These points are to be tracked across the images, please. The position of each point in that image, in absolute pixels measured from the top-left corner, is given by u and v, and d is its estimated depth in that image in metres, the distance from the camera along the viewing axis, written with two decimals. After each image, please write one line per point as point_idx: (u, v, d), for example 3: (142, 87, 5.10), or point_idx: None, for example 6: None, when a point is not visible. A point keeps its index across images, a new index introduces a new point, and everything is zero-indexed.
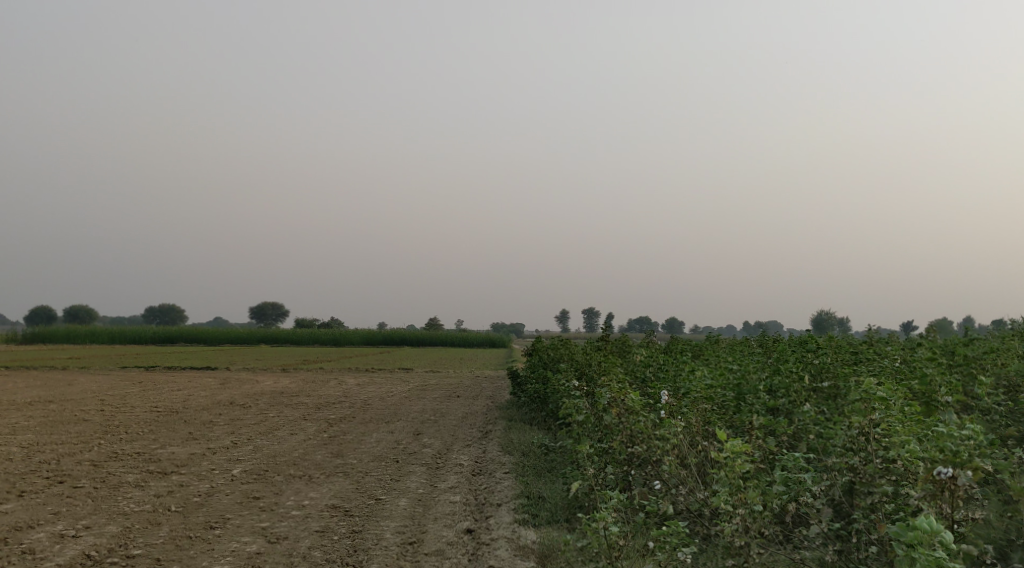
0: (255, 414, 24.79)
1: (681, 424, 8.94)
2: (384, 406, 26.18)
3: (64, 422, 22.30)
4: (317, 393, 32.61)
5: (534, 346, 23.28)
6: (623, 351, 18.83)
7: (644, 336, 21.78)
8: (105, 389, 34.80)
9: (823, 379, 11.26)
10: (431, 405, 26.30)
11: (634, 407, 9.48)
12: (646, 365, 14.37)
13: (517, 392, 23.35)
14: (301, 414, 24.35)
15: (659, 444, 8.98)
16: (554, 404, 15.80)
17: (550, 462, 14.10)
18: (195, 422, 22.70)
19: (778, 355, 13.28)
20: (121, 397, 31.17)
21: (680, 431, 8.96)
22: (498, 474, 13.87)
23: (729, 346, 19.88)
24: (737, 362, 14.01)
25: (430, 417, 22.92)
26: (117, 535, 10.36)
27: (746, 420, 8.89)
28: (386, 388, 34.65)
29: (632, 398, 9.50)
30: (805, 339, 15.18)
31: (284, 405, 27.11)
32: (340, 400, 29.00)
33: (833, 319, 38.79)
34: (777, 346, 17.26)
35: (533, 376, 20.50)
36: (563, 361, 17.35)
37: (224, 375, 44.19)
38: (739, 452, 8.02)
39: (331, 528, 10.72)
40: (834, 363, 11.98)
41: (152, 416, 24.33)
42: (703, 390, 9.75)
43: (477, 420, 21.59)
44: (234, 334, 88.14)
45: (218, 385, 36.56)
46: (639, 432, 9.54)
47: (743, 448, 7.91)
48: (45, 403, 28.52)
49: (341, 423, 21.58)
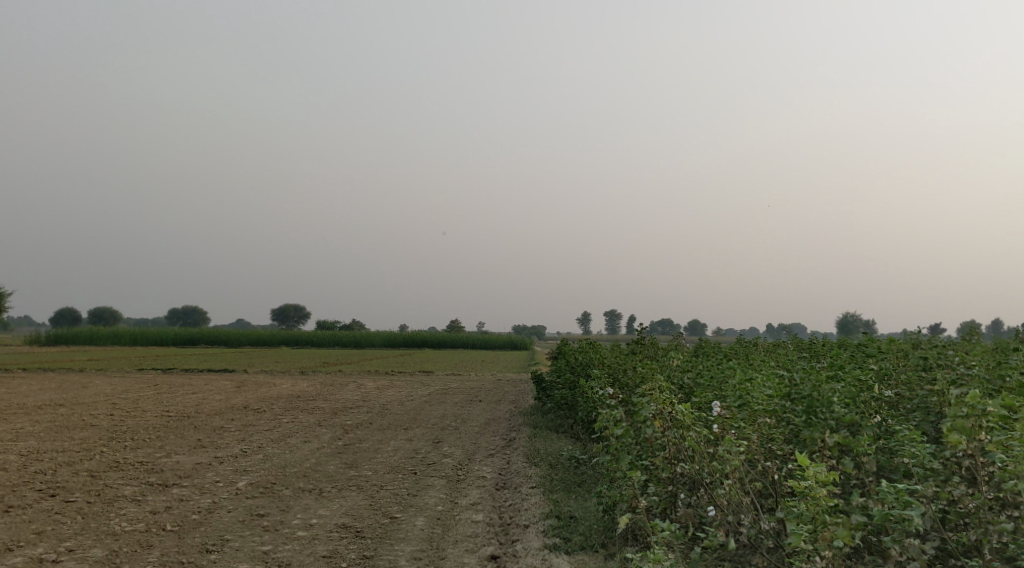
0: (268, 419, 23.80)
1: (742, 444, 7.86)
2: (402, 411, 25.14)
3: (69, 428, 21.33)
4: (335, 398, 31.57)
5: (560, 349, 22.09)
6: (658, 355, 17.69)
7: (674, 338, 20.61)
8: (118, 392, 33.90)
9: (892, 388, 10.16)
10: (451, 411, 25.14)
11: (683, 421, 8.41)
12: (686, 370, 13.23)
13: (543, 397, 22.22)
14: (315, 420, 23.28)
15: (717, 466, 7.91)
16: (586, 412, 14.65)
17: (581, 476, 13.02)
18: (206, 428, 21.76)
19: (832, 356, 12.10)
20: (132, 400, 30.20)
21: (741, 451, 7.88)
22: (525, 489, 12.78)
23: (771, 350, 18.66)
24: (787, 366, 12.81)
25: (450, 423, 21.84)
26: (100, 561, 9.33)
27: (820, 439, 7.81)
28: (405, 392, 33.50)
29: (683, 412, 8.43)
30: (858, 342, 13.96)
31: (299, 411, 26.06)
32: (357, 405, 27.97)
33: (864, 321, 37.59)
34: (824, 349, 15.97)
35: (561, 380, 19.34)
36: (594, 367, 16.16)
37: (241, 378, 43.28)
38: (821, 481, 6.94)
39: (339, 553, 9.65)
40: (898, 370, 10.83)
41: (162, 421, 23.32)
42: (761, 401, 8.66)
43: (501, 428, 20.47)
44: (254, 335, 87.49)
45: (234, 389, 35.67)
46: (689, 450, 8.45)
47: (828, 476, 6.83)
48: (55, 407, 27.59)
49: (358, 432, 20.51)
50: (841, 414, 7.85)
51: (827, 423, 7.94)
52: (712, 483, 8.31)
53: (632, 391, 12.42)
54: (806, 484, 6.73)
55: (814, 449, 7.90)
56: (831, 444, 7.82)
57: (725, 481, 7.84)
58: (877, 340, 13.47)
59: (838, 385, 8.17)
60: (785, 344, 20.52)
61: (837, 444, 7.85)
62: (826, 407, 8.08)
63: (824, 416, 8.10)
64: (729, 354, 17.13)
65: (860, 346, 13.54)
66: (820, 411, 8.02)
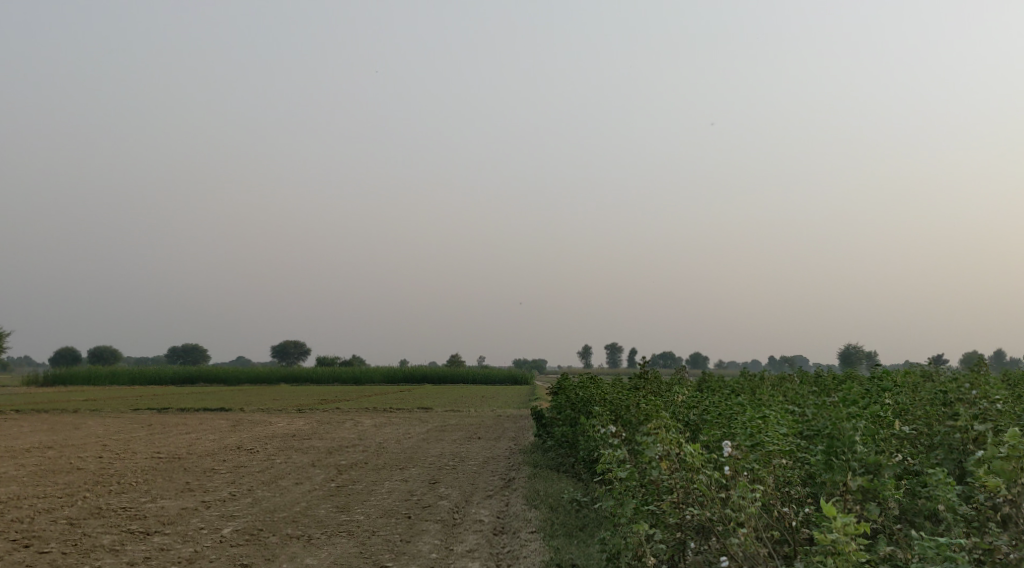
0: (260, 460, 23.15)
1: (759, 489, 7.37)
2: (399, 450, 24.52)
3: (55, 472, 20.67)
4: (330, 436, 30.89)
5: (560, 384, 21.53)
6: (662, 390, 17.07)
7: (676, 372, 20.05)
8: (110, 433, 33.21)
9: (911, 424, 9.69)
10: (449, 448, 24.50)
11: (693, 464, 7.92)
12: (691, 405, 12.72)
13: (543, 434, 21.61)
14: (309, 460, 22.65)
15: (732, 512, 7.41)
16: (586, 452, 14.07)
17: (583, 520, 12.42)
18: (196, 471, 21.10)
19: (845, 390, 11.59)
20: (124, 442, 29.52)
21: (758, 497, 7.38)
22: (524, 534, 12.18)
23: (778, 384, 18.05)
24: (797, 401, 12.28)
25: (447, 462, 21.21)
26: None
27: (843, 482, 7.36)
28: (403, 429, 32.84)
29: (692, 454, 7.95)
30: (870, 375, 13.40)
31: (293, 450, 25.41)
32: (352, 444, 27.28)
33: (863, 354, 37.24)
34: (834, 384, 15.40)
35: (560, 418, 18.70)
36: (595, 403, 15.62)
37: (238, 416, 42.60)
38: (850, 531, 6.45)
39: None
40: (914, 403, 10.37)
41: (151, 463, 22.66)
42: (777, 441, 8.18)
43: (500, 467, 19.81)
44: (253, 373, 86.82)
45: (229, 428, 35.01)
46: (700, 493, 7.95)
47: (859, 526, 6.34)
48: (43, 449, 26.93)
49: (352, 472, 19.88)
50: (865, 456, 7.36)
51: (849, 466, 7.46)
52: (724, 530, 7.82)
53: (635, 429, 11.90)
54: (833, 538, 6.21)
55: (835, 494, 7.44)
56: (855, 488, 7.35)
57: (739, 531, 7.32)
58: (891, 373, 12.91)
59: (859, 423, 7.69)
60: (792, 377, 19.91)
61: (862, 489, 7.37)
62: (848, 448, 7.59)
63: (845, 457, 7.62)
64: (734, 389, 16.52)
65: (872, 381, 12.99)
66: (842, 452, 7.54)
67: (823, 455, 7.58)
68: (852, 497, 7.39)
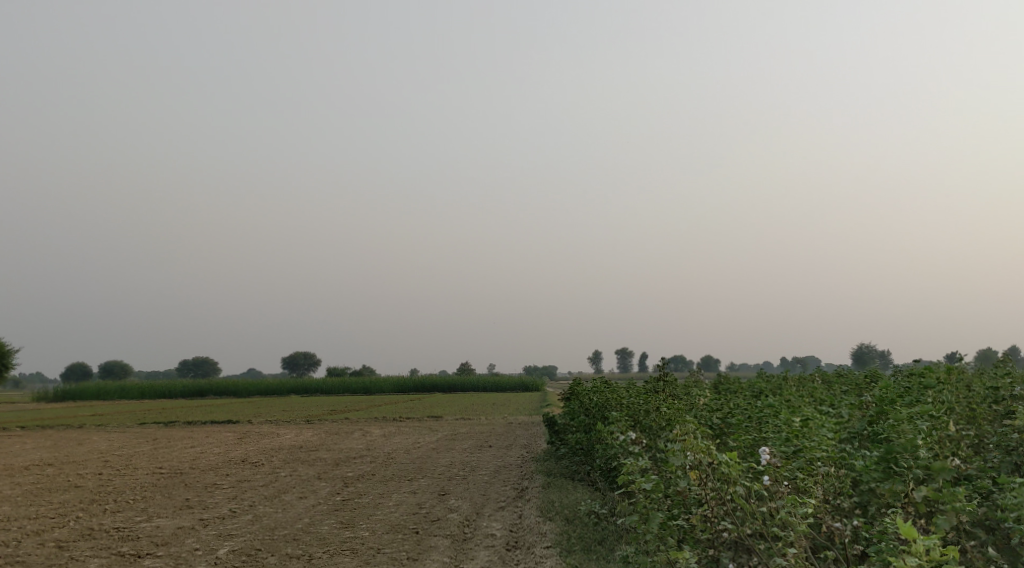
0: (265, 473, 22.38)
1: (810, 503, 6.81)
2: (407, 460, 23.75)
3: (50, 491, 19.93)
4: (338, 447, 30.15)
5: (573, 389, 20.76)
6: (681, 394, 16.23)
7: (691, 374, 19.27)
8: (114, 449, 32.45)
9: (958, 426, 9.13)
10: (459, 458, 23.72)
11: (731, 475, 7.30)
12: (715, 407, 12.02)
13: (556, 441, 20.84)
14: (315, 473, 21.87)
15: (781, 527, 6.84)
16: (604, 461, 13.26)
17: (602, 533, 11.62)
18: (197, 486, 20.36)
19: (884, 389, 10.94)
20: (126, 457, 28.81)
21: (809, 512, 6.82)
22: (539, 550, 11.37)
23: (802, 385, 17.23)
24: (826, 403, 11.58)
25: (458, 473, 20.44)
26: None
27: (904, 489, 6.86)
28: (413, 439, 32.07)
29: (729, 464, 7.32)
30: (906, 374, 12.60)
31: (299, 463, 24.65)
32: (360, 455, 26.47)
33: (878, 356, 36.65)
34: (864, 384, 14.65)
35: (574, 425, 17.87)
36: (611, 409, 14.81)
37: (246, 429, 41.85)
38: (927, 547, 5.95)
39: None
40: (955, 400, 9.79)
41: (151, 480, 21.90)
42: (824, 446, 7.55)
43: (511, 477, 19.05)
44: (262, 385, 86.23)
45: (235, 441, 34.21)
46: (739, 509, 7.36)
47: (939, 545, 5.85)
48: (42, 467, 26.21)
49: (358, 484, 19.14)
50: (928, 462, 6.82)
51: (910, 473, 6.91)
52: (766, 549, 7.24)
53: (657, 436, 11.15)
54: None
55: (896, 502, 6.94)
56: (920, 499, 6.85)
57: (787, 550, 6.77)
58: (929, 370, 12.14)
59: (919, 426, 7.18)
60: (815, 378, 19.05)
61: (926, 499, 6.88)
62: (909, 454, 7.08)
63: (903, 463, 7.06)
64: (758, 391, 15.70)
65: (907, 381, 12.24)
66: (902, 457, 7.01)
67: (880, 461, 7.05)
68: (915, 509, 6.90)
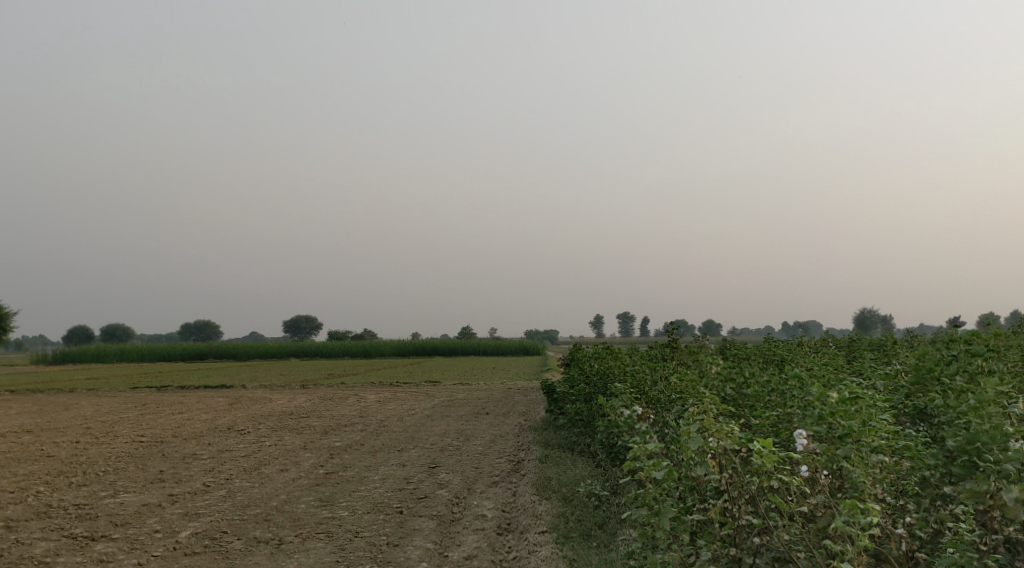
0: (248, 442, 21.22)
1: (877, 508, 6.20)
2: (399, 429, 22.60)
3: (18, 461, 18.73)
4: (329, 414, 28.98)
5: (573, 354, 19.58)
6: (690, 361, 15.02)
7: (697, 339, 18.04)
8: (99, 414, 31.20)
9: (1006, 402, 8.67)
10: (454, 426, 22.57)
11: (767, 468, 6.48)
12: (727, 375, 11.03)
13: (555, 409, 19.71)
14: (300, 442, 20.72)
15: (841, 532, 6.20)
16: (606, 434, 12.17)
17: (601, 517, 10.52)
18: (174, 456, 19.19)
19: (921, 357, 10.18)
20: (109, 423, 27.60)
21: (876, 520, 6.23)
22: (533, 535, 10.21)
23: (819, 351, 16.02)
24: (853, 374, 10.53)
25: (451, 443, 19.32)
26: None
27: (991, 488, 6.72)
28: (407, 405, 30.93)
29: (764, 454, 6.48)
30: (941, 340, 11.44)
31: (286, 431, 23.50)
32: (351, 423, 25.32)
33: (880, 326, 35.98)
34: (890, 351, 13.49)
35: (573, 392, 16.64)
36: (615, 375, 13.74)
37: (239, 394, 40.65)
38: None
39: None
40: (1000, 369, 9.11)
41: (129, 449, 20.70)
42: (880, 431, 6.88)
43: (507, 448, 17.93)
44: (261, 347, 85.20)
45: (225, 407, 33.04)
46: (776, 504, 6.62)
47: None
48: (18, 434, 25.01)
49: (344, 456, 18.00)
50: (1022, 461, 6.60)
51: (997, 470, 6.73)
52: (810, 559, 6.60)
53: (665, 411, 10.01)
54: None
55: (980, 501, 6.76)
56: (1008, 501, 6.65)
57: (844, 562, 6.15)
58: (968, 337, 10.95)
59: (1003, 420, 6.92)
60: (829, 344, 17.82)
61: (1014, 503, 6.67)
62: (996, 448, 6.76)
63: (986, 462, 6.78)
64: (776, 357, 14.53)
65: (941, 350, 11.02)
66: (988, 453, 6.78)
67: (963, 452, 6.83)
68: (1001, 510, 6.70)
